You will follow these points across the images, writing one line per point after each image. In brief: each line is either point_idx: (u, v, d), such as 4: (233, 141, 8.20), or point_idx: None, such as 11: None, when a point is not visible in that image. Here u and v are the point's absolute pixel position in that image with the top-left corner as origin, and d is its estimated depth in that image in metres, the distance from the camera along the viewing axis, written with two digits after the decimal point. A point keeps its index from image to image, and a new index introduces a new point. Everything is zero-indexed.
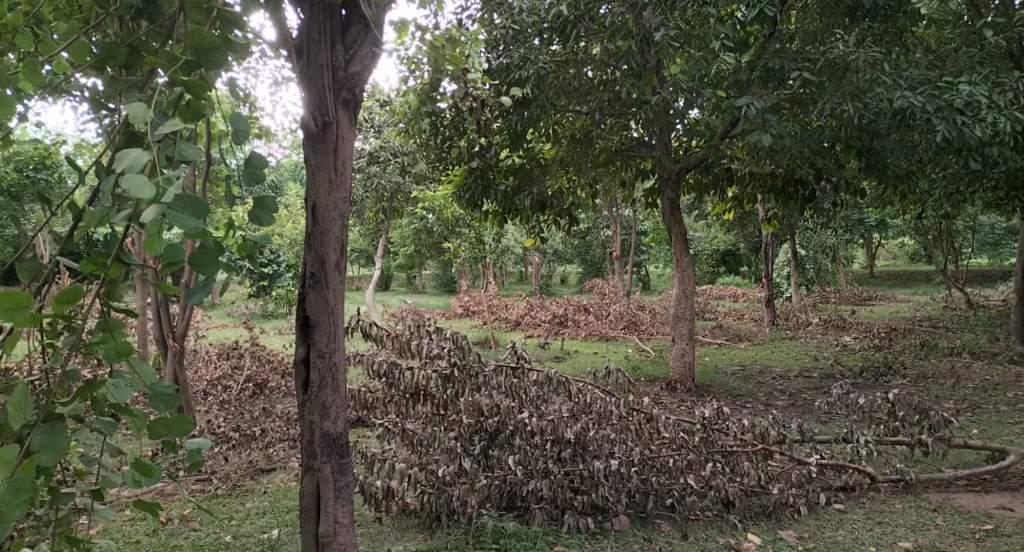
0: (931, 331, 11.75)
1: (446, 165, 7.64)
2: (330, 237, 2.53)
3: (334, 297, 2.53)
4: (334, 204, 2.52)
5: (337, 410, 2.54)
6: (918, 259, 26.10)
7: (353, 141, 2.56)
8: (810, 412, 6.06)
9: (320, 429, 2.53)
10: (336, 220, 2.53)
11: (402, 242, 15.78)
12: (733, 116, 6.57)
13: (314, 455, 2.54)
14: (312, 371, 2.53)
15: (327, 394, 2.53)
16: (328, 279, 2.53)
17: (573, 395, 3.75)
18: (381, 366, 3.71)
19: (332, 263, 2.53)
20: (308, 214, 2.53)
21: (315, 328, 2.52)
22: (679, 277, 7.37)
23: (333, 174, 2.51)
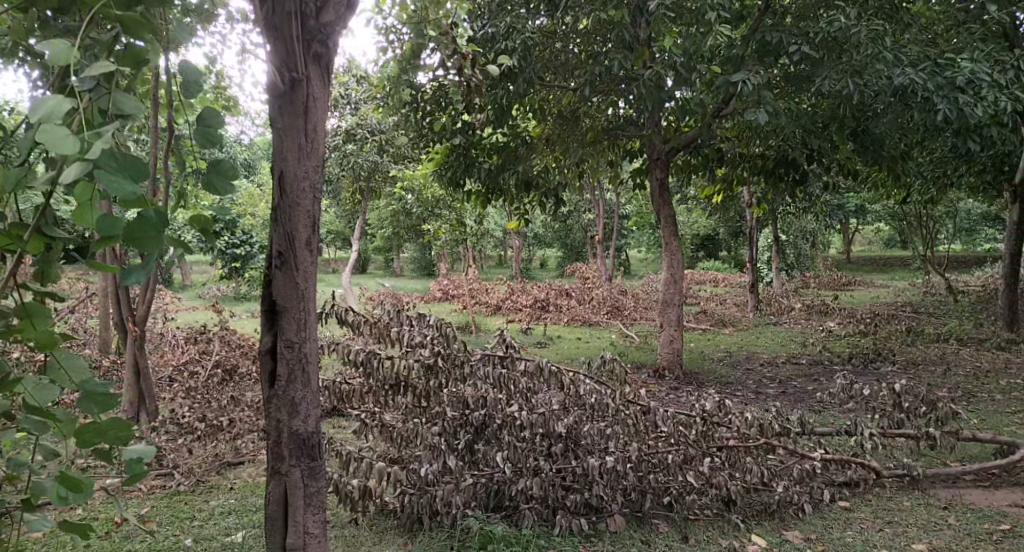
0: (914, 316, 11.64)
1: (426, 143, 7.32)
2: (300, 211, 2.22)
3: (304, 279, 2.23)
4: (304, 173, 2.22)
5: (309, 408, 2.25)
6: (895, 244, 26.15)
7: (326, 103, 2.25)
8: (804, 402, 5.86)
9: (289, 429, 2.24)
10: (306, 191, 2.23)
11: (380, 224, 15.42)
12: (727, 94, 6.34)
13: (281, 459, 2.25)
14: (279, 362, 2.24)
15: (296, 388, 2.24)
16: (299, 260, 2.23)
17: (566, 386, 3.49)
18: (358, 355, 3.41)
19: (302, 240, 2.23)
20: (275, 184, 2.22)
21: (283, 314, 2.23)
22: (667, 260, 7.14)
23: (304, 139, 2.21)
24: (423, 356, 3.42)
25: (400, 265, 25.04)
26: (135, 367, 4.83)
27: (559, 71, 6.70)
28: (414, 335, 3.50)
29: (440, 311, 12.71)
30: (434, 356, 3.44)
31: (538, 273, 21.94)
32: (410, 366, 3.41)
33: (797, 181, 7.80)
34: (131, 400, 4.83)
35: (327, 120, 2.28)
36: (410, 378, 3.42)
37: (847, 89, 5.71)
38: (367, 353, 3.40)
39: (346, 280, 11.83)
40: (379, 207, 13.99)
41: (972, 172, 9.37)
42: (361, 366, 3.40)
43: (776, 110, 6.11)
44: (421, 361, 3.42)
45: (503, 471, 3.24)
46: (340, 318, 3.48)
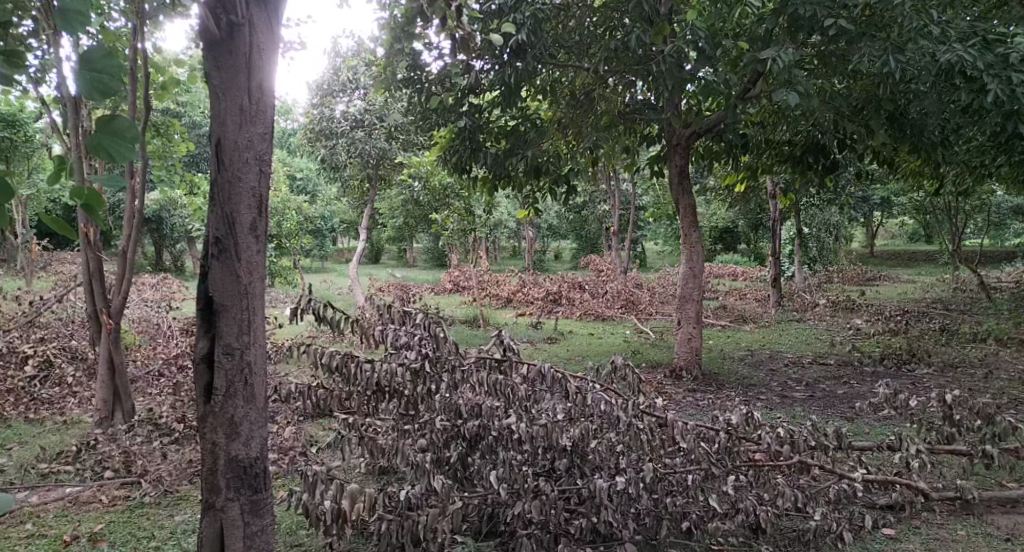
0: (944, 313, 11.13)
1: (431, 127, 6.92)
2: (242, 182, 2.28)
3: (247, 273, 2.30)
4: (245, 138, 2.27)
5: (257, 434, 2.35)
6: (919, 237, 25.43)
7: (271, 60, 2.30)
8: (834, 409, 5.41)
9: (227, 453, 2.32)
10: (248, 160, 2.28)
11: (391, 213, 15.05)
12: (755, 73, 5.91)
13: (218, 491, 2.33)
14: (217, 373, 2.30)
15: (236, 404, 2.31)
16: (241, 245, 2.29)
17: (571, 396, 3.10)
18: (332, 359, 3.04)
19: (244, 222, 2.29)
20: (217, 150, 2.27)
21: (221, 316, 2.29)
22: (686, 253, 6.69)
23: (246, 101, 2.26)
24: (409, 358, 3.06)
25: (414, 255, 24.64)
26: (109, 363, 4.44)
27: (573, 50, 6.29)
28: (400, 337, 3.14)
29: (449, 303, 12.29)
30: (421, 357, 3.08)
31: (552, 266, 21.48)
32: (394, 370, 3.04)
33: (827, 169, 7.42)
34: (105, 398, 4.44)
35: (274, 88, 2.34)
36: (394, 385, 3.06)
37: (886, 67, 5.25)
38: (346, 356, 3.04)
39: (353, 271, 11.44)
40: (389, 196, 13.62)
41: (1013, 163, 8.84)
42: (339, 371, 3.04)
43: (807, 90, 5.67)
44: (407, 364, 3.06)
45: (497, 491, 2.84)
46: (316, 316, 3.10)
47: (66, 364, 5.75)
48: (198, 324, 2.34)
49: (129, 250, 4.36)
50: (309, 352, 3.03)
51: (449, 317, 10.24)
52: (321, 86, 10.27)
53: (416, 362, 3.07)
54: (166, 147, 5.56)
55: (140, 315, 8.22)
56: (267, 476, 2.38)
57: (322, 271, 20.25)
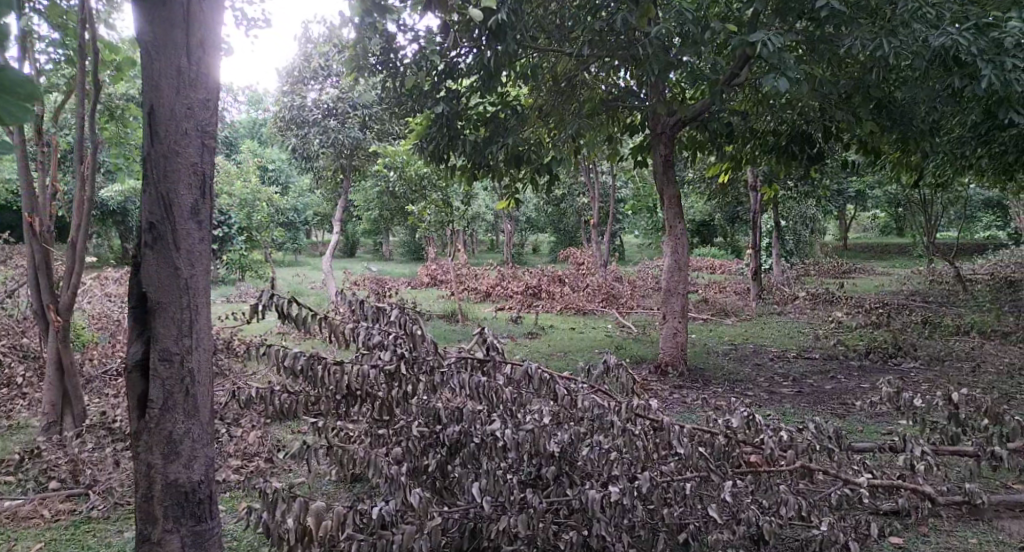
0: (924, 306, 11.07)
1: (406, 113, 6.64)
2: (181, 158, 2.37)
3: (186, 265, 2.39)
4: (184, 110, 2.37)
5: (203, 457, 2.46)
6: (893, 229, 25.54)
7: (205, 28, 2.39)
8: (826, 407, 5.23)
9: (163, 475, 2.41)
10: (187, 136, 2.38)
11: (366, 206, 14.74)
12: (743, 57, 5.74)
13: (155, 516, 2.41)
14: (153, 383, 2.39)
15: (170, 421, 2.40)
16: (180, 231, 2.39)
17: (560, 398, 2.87)
18: (296, 361, 2.74)
19: (185, 205, 2.38)
20: (155, 120, 2.36)
21: (157, 315, 2.38)
22: (671, 245, 6.48)
23: (184, 64, 2.36)
24: (384, 359, 2.79)
25: (390, 249, 24.25)
26: (58, 363, 4.13)
27: (555, 35, 6.08)
28: (372, 335, 2.86)
29: (426, 297, 12.02)
30: (397, 358, 2.82)
31: (530, 259, 21.22)
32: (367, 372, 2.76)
33: (812, 158, 7.35)
34: (54, 402, 4.14)
35: (216, 55, 2.45)
36: (368, 389, 2.79)
37: (879, 52, 5.09)
38: (313, 357, 2.74)
39: (326, 265, 11.10)
40: (364, 187, 13.31)
41: (994, 155, 8.77)
42: (307, 374, 2.74)
43: (797, 75, 5.50)
44: (382, 365, 2.78)
45: (479, 505, 2.60)
46: (281, 313, 2.80)
47: (16, 364, 5.40)
48: (132, 328, 2.43)
49: (79, 243, 4.04)
50: (272, 353, 2.73)
51: (426, 311, 9.97)
52: (293, 72, 9.94)
53: (391, 362, 2.80)
54: (123, 132, 5.22)
55: (101, 311, 7.84)
56: (207, 502, 2.47)
57: (295, 265, 19.85)
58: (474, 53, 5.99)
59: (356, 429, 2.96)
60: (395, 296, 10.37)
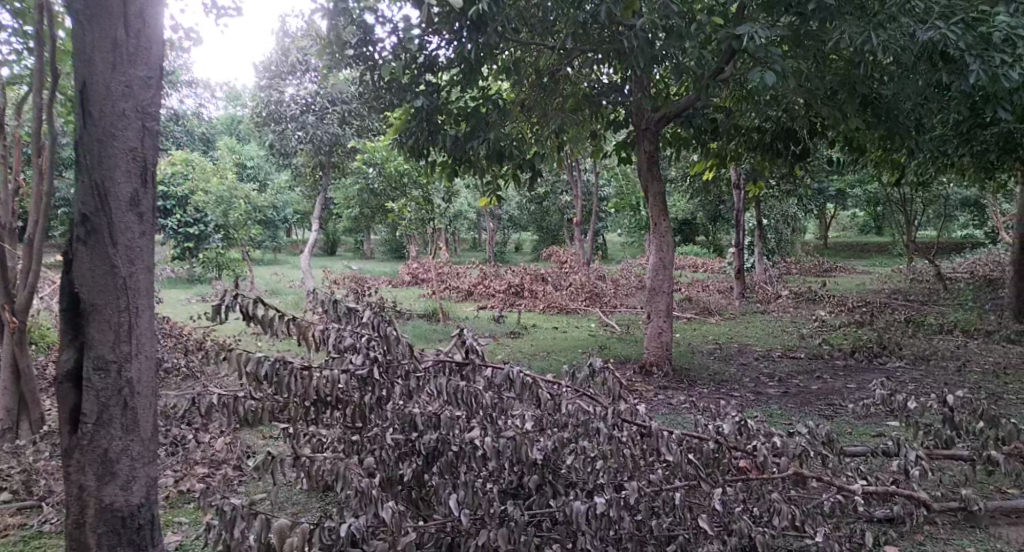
0: (907, 305, 11.03)
1: (385, 108, 6.48)
2: (118, 143, 2.30)
3: (123, 261, 2.31)
4: (123, 88, 2.30)
5: (143, 476, 2.37)
6: (872, 229, 25.64)
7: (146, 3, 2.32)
8: (815, 409, 5.13)
9: (98, 498, 2.32)
10: (126, 118, 2.31)
11: (346, 203, 14.54)
12: (730, 51, 5.64)
13: (88, 540, 2.32)
14: (87, 396, 2.30)
15: (105, 438, 2.31)
16: (118, 223, 2.31)
17: (544, 404, 2.74)
18: (260, 367, 2.51)
19: (124, 194, 2.30)
20: (89, 101, 2.28)
21: (90, 318, 2.30)
22: (655, 243, 6.34)
23: (122, 37, 2.29)
24: (356, 363, 2.63)
25: (371, 247, 24.04)
26: (14, 367, 3.94)
27: (536, 27, 5.95)
28: (344, 338, 2.70)
29: (407, 296, 11.84)
30: (370, 362, 2.65)
31: (511, 258, 21.08)
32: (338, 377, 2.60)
33: (796, 156, 7.27)
34: (11, 407, 3.96)
35: (159, 32, 2.37)
36: (338, 395, 2.61)
37: (867, 46, 5.00)
38: (278, 359, 2.53)
39: (304, 264, 10.88)
40: (344, 185, 13.10)
41: (977, 154, 8.73)
42: (269, 380, 2.53)
43: (784, 69, 5.41)
44: (353, 370, 2.62)
45: (457, 518, 2.47)
46: (245, 315, 2.63)
47: None
48: (65, 330, 2.34)
49: (34, 243, 3.84)
50: (231, 358, 2.53)
51: (406, 310, 9.80)
52: (270, 68, 9.77)
53: (364, 366, 2.64)
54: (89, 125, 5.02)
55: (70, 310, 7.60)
56: (148, 526, 2.38)
57: (274, 263, 19.57)
58: (453, 46, 5.87)
59: (329, 437, 2.81)
60: (375, 295, 10.18)
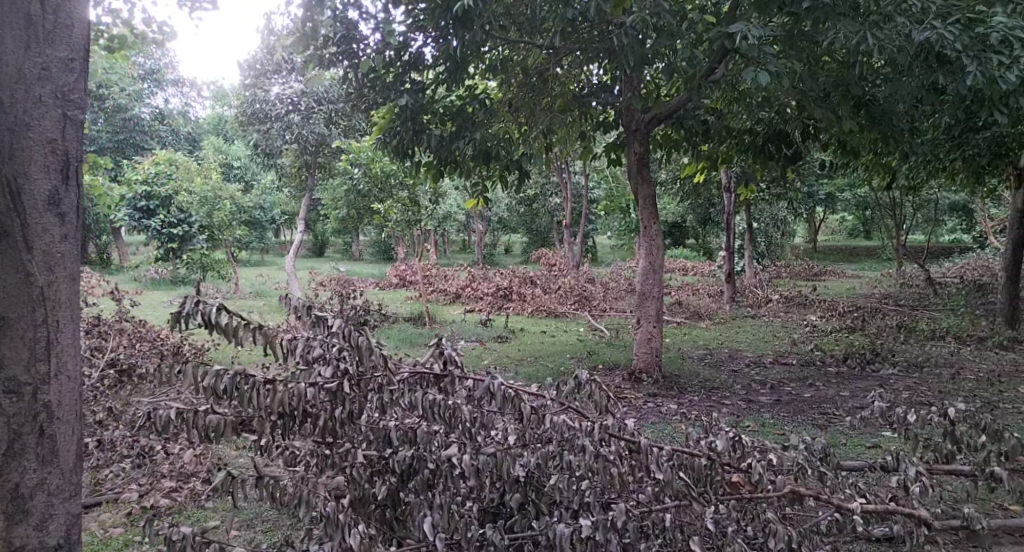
0: (898, 309, 10.93)
1: (368, 107, 6.32)
2: (33, 134, 2.19)
3: (38, 268, 2.20)
4: (38, 71, 2.19)
5: (62, 513, 2.29)
6: (861, 233, 25.63)
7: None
8: (809, 419, 5.00)
9: (11, 535, 2.23)
10: (44, 107, 2.20)
11: (333, 204, 14.35)
12: (721, 50, 5.51)
13: None
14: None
15: (18, 468, 2.21)
16: (34, 224, 2.20)
17: (526, 418, 2.58)
18: (218, 381, 2.38)
19: (42, 190, 2.20)
20: (1, 86, 2.18)
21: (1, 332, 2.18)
22: (645, 246, 6.20)
23: (40, 12, 2.19)
24: (323, 375, 2.46)
25: (360, 249, 23.84)
26: None
27: (525, 26, 5.83)
28: (312, 348, 2.52)
29: (393, 299, 11.65)
30: (339, 375, 2.48)
31: (500, 260, 20.92)
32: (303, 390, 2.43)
33: (789, 159, 7.16)
34: None
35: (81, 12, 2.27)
36: (303, 409, 2.45)
37: (863, 45, 4.87)
38: (237, 372, 2.39)
39: (290, 265, 10.65)
40: (331, 186, 12.91)
41: (968, 158, 8.64)
42: (228, 394, 2.39)
43: (777, 69, 5.29)
44: (320, 384, 2.45)
45: (432, 543, 2.33)
46: (208, 323, 2.49)
47: None
48: None
49: None
50: (185, 372, 2.37)
51: (392, 313, 9.61)
52: (254, 66, 9.59)
53: (331, 379, 2.47)
54: None
55: None
56: None
57: (260, 265, 19.35)
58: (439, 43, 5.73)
59: (301, 449, 2.67)
60: (360, 298, 10.00)
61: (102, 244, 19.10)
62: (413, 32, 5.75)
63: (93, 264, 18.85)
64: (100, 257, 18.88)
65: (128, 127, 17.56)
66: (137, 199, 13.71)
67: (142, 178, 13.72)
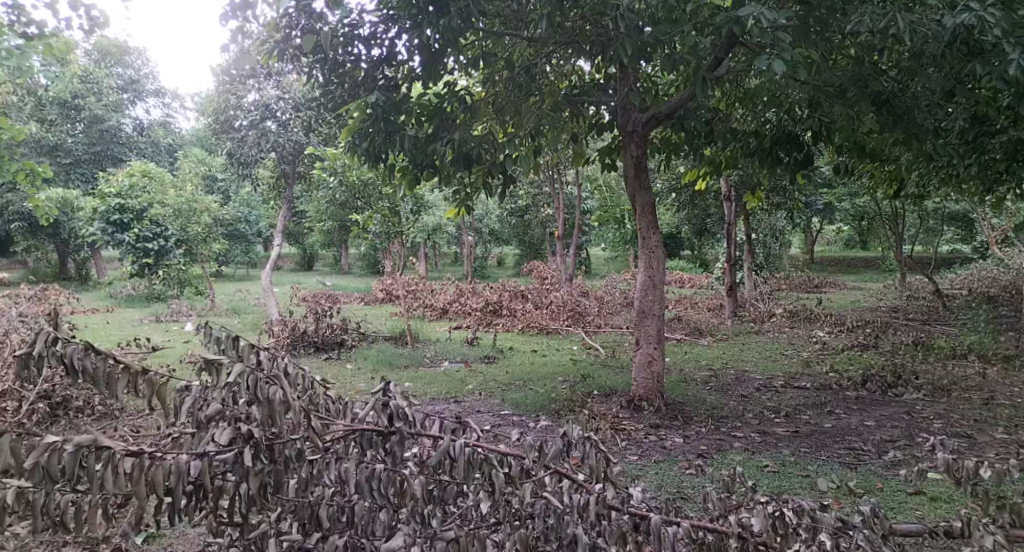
0: (909, 324, 10.29)
1: (337, 108, 5.74)
2: None
3: None
4: None
5: None
6: (858, 244, 24.92)
7: None
8: (836, 457, 4.36)
9: None
10: None
11: (317, 215, 13.72)
12: (728, 38, 4.94)
13: None
14: None
15: None
16: None
17: (498, 489, 2.04)
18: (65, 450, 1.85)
19: None
20: None
21: None
22: (645, 260, 5.58)
23: None
24: (217, 442, 1.93)
25: (348, 262, 23.17)
26: None
27: (510, 17, 5.29)
28: (208, 403, 2.01)
29: (376, 315, 10.99)
30: (240, 441, 1.95)
31: (492, 273, 20.25)
32: (187, 462, 1.90)
33: (800, 164, 6.42)
34: None
35: None
36: (190, 488, 1.92)
37: (891, 29, 4.28)
38: (87, 445, 1.87)
39: (267, 279, 9.94)
40: (311, 196, 12.26)
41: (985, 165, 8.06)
42: (73, 473, 1.87)
43: (794, 58, 4.69)
44: (212, 454, 1.92)
45: None
46: (73, 368, 1.99)
47: None
48: None
49: None
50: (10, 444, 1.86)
51: (372, 332, 8.95)
52: (226, 71, 8.96)
53: (229, 447, 1.94)
54: None
55: None
56: None
57: (242, 279, 18.62)
58: (414, 39, 5.14)
59: (209, 525, 2.13)
60: (338, 315, 9.34)
61: (81, 258, 18.39)
62: (385, 23, 5.16)
63: (72, 280, 18.18)
64: (79, 273, 18.21)
65: (106, 139, 16.88)
66: (111, 211, 13.10)
67: (115, 191, 13.12)
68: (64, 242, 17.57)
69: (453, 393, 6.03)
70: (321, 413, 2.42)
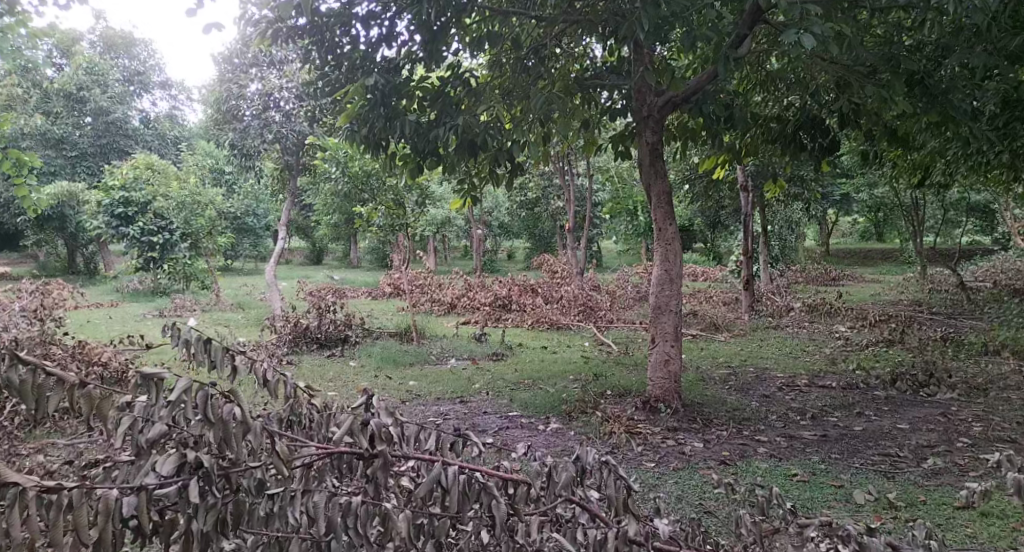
0: (934, 319, 9.88)
1: (334, 92, 5.42)
2: None
3: None
4: None
5: None
6: (876, 235, 24.37)
7: None
8: (872, 466, 4.02)
9: None
10: None
11: (323, 208, 13.43)
12: (751, 14, 4.58)
13: None
14: None
15: None
16: None
17: (499, 523, 1.79)
18: None
19: None
20: None
21: None
22: (662, 252, 5.24)
23: None
24: (159, 473, 1.73)
25: (356, 255, 22.88)
26: None
27: None
28: (152, 427, 1.79)
29: (382, 311, 10.67)
30: (186, 471, 1.76)
31: (503, 267, 19.91)
32: (119, 498, 1.69)
33: (825, 150, 6.02)
34: None
35: None
36: (129, 525, 1.71)
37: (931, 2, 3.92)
38: None
39: (269, 273, 9.64)
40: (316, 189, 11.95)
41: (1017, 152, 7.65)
42: None
43: (824, 33, 4.32)
44: (151, 488, 1.72)
45: None
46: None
47: None
48: None
49: None
50: None
51: (376, 327, 8.65)
52: (226, 60, 8.67)
53: (173, 478, 1.74)
54: None
55: None
56: None
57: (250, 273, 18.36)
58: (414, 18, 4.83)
59: None
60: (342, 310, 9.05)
61: (89, 254, 18.18)
62: (382, 3, 4.85)
63: (79, 275, 17.98)
64: (87, 267, 18.03)
65: (112, 131, 16.62)
66: (116, 204, 12.93)
67: (119, 182, 13.00)
68: (72, 238, 17.34)
69: (459, 393, 5.72)
70: (302, 428, 2.17)
